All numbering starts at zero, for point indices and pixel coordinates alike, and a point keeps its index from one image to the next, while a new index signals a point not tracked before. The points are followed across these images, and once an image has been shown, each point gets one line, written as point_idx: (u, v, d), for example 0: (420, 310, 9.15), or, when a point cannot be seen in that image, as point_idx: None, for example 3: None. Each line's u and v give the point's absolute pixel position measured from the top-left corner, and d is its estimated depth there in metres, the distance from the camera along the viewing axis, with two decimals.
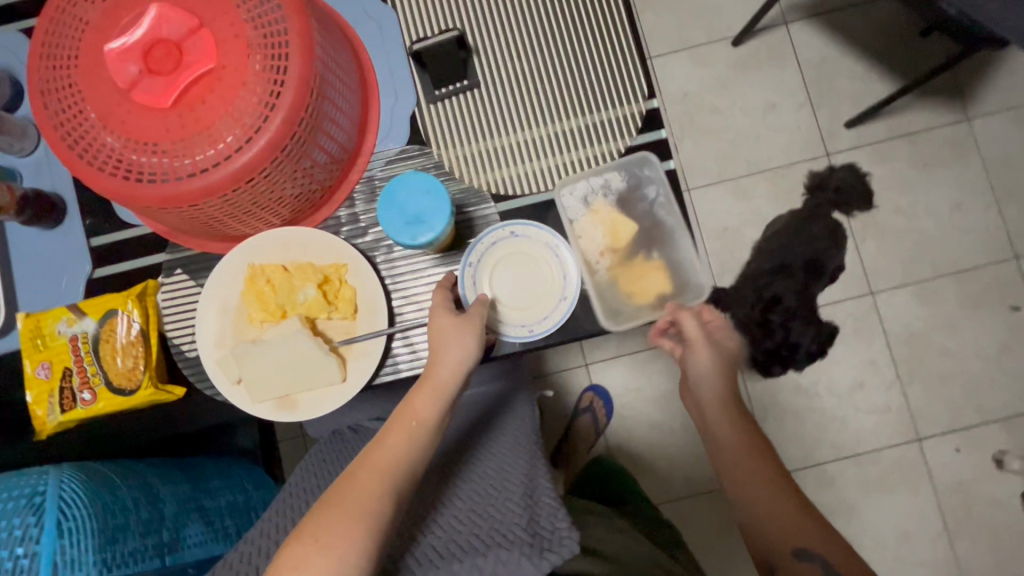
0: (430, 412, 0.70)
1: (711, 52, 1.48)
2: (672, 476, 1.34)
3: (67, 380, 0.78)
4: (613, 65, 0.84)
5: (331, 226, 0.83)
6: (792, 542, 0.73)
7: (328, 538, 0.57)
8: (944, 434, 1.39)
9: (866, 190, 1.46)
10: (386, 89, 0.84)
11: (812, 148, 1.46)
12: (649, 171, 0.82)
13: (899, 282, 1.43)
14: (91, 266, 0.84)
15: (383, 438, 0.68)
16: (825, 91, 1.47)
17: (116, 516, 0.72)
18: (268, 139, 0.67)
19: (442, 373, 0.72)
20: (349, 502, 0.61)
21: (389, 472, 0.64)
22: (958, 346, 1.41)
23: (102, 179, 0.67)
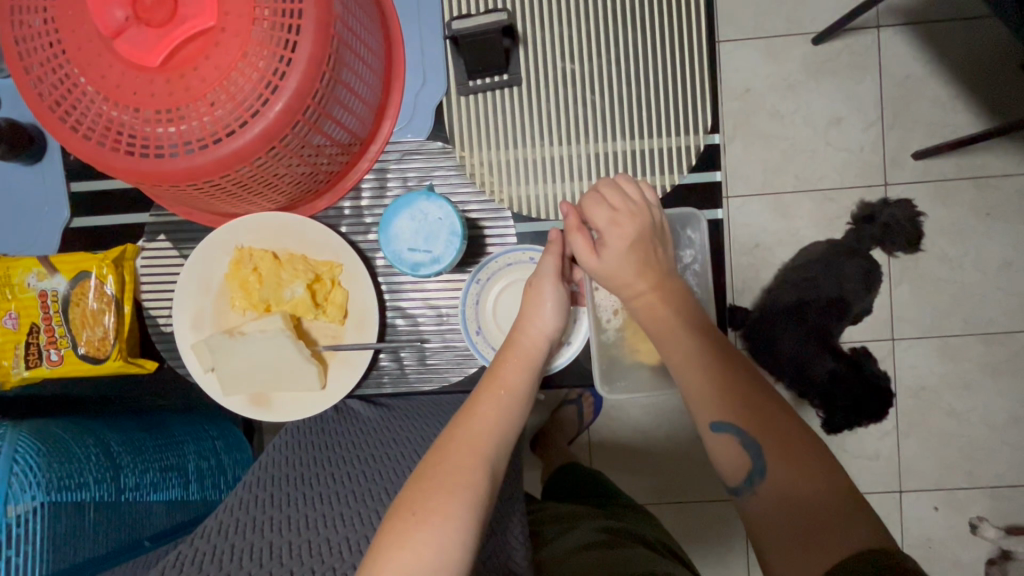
0: (518, 379, 0.63)
1: (788, 47, 1.10)
2: (634, 488, 1.14)
3: (33, 336, 0.74)
4: (676, 83, 0.73)
5: (332, 217, 0.76)
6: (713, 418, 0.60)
7: (425, 512, 0.49)
8: (925, 490, 1.13)
9: (915, 231, 1.11)
10: (414, 70, 0.74)
11: (868, 176, 1.11)
12: (692, 232, 0.73)
13: (925, 331, 1.12)
14: (69, 214, 0.77)
15: (471, 408, 0.60)
16: (901, 113, 1.10)
17: (70, 485, 0.68)
18: (264, 126, 0.58)
19: (527, 339, 0.65)
20: (449, 475, 0.52)
21: (482, 447, 0.56)
22: (970, 410, 1.12)
23: (76, 140, 0.59)
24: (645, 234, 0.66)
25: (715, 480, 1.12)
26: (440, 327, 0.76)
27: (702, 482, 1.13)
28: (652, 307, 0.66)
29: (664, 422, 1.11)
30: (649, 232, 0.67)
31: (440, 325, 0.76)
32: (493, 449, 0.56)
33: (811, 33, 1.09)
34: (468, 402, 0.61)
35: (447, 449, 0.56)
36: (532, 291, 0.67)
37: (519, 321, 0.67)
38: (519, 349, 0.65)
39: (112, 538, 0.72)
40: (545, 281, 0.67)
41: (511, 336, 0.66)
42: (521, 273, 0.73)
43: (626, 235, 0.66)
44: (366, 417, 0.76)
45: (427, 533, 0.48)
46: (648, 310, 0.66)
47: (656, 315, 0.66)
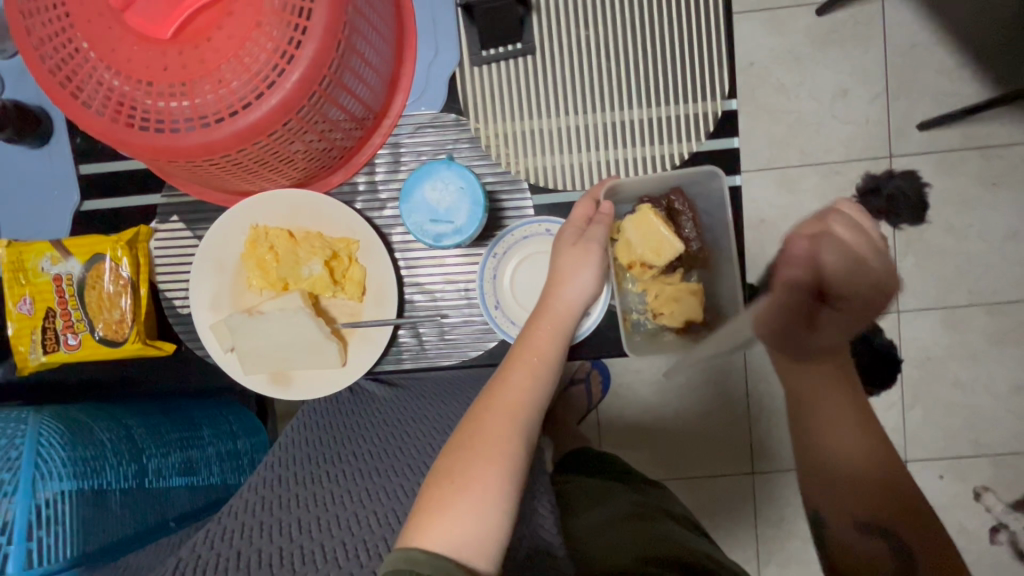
0: (550, 347, 0.61)
1: (792, 18, 1.09)
2: (646, 462, 1.15)
3: (49, 321, 0.73)
4: (692, 49, 0.71)
5: (346, 193, 0.75)
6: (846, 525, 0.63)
7: (463, 480, 0.50)
8: (931, 459, 1.15)
9: (920, 203, 1.11)
10: (426, 40, 0.72)
11: (875, 147, 1.10)
12: (715, 187, 0.68)
13: (931, 302, 1.12)
14: (80, 198, 0.76)
15: (504, 377, 0.59)
16: (906, 84, 1.09)
17: (92, 474, 0.68)
18: (281, 97, 0.57)
19: (558, 303, 0.63)
20: (485, 444, 0.52)
21: (518, 416, 0.55)
22: (975, 379, 1.13)
23: (87, 118, 0.58)
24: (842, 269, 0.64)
25: (725, 455, 1.14)
26: (459, 302, 0.75)
27: (713, 456, 1.14)
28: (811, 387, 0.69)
29: (670, 399, 1.13)
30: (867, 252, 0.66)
31: (459, 300, 0.75)
32: (526, 418, 0.55)
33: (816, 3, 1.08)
34: (501, 369, 0.60)
35: (479, 419, 0.55)
36: (571, 253, 0.64)
37: (554, 288, 0.64)
38: (555, 314, 0.63)
39: (138, 522, 0.72)
40: (596, 243, 0.64)
41: (545, 300, 0.64)
42: (539, 245, 0.73)
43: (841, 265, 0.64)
44: (386, 395, 0.76)
45: (467, 501, 0.48)
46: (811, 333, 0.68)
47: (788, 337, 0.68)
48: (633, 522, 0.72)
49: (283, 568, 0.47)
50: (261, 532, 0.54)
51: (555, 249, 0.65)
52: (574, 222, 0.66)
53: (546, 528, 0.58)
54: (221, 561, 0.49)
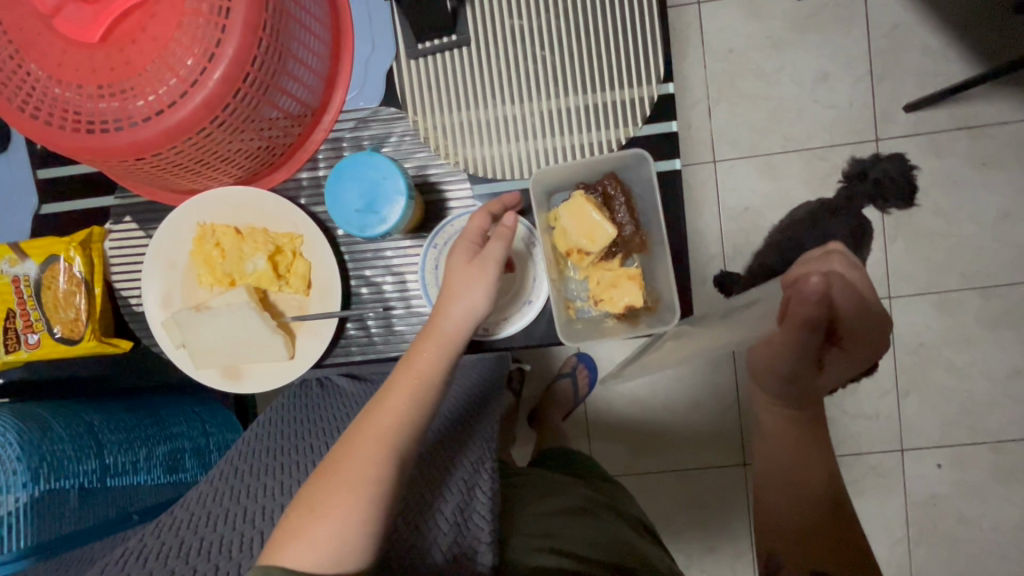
0: (433, 366, 0.62)
1: (770, 2, 1.14)
2: (642, 450, 1.21)
3: (10, 322, 0.76)
4: (626, 34, 0.71)
5: (291, 188, 0.76)
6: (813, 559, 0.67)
7: (323, 508, 0.52)
8: (927, 448, 1.17)
9: (908, 186, 1.15)
10: (363, 35, 0.73)
11: (859, 131, 1.15)
12: (643, 173, 0.69)
13: (920, 288, 1.16)
14: (39, 201, 0.78)
15: (383, 398, 0.60)
16: (891, 64, 1.13)
17: (49, 470, 0.70)
18: (205, 96, 0.58)
19: (447, 322, 0.64)
20: (349, 471, 0.55)
21: (391, 437, 0.57)
22: (972, 365, 1.16)
23: (24, 121, 0.60)
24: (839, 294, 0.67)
25: (715, 445, 1.20)
26: (404, 294, 0.76)
27: (705, 445, 1.20)
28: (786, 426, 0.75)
29: (657, 388, 1.20)
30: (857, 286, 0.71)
31: (406, 291, 0.76)
32: (399, 439, 0.57)
33: None
34: (385, 386, 0.61)
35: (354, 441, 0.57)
36: (465, 270, 0.65)
37: (442, 306, 0.65)
38: (441, 330, 0.64)
39: (100, 513, 0.76)
40: (490, 262, 0.65)
41: (434, 317, 0.65)
42: None
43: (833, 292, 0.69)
44: (343, 386, 0.80)
45: (325, 527, 0.51)
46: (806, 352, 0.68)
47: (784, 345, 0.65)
48: (576, 520, 0.72)
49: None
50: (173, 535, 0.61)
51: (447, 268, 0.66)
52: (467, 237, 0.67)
53: (480, 518, 0.62)
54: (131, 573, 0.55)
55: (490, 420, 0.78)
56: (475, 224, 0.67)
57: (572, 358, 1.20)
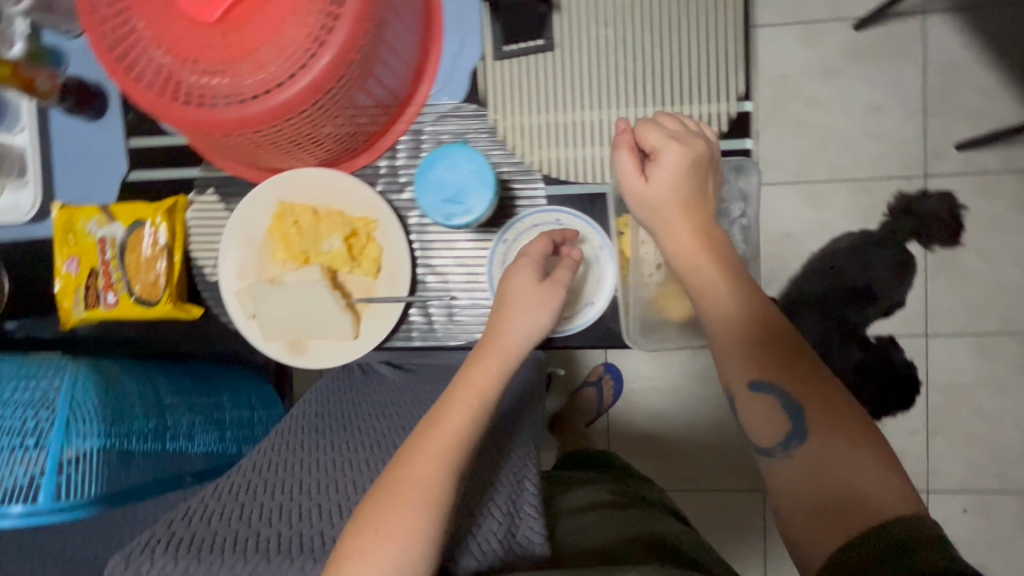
0: (492, 383, 0.62)
1: (828, 32, 1.15)
2: (664, 467, 1.21)
3: (92, 280, 0.79)
4: (708, 51, 0.73)
5: (369, 175, 0.79)
6: (753, 374, 0.58)
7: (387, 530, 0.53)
8: (953, 493, 1.17)
9: (954, 224, 1.15)
10: (452, 33, 0.76)
11: (907, 165, 1.15)
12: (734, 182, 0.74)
13: (960, 328, 1.15)
14: (127, 168, 0.82)
15: (441, 416, 0.60)
16: (945, 102, 1.13)
17: (121, 423, 0.73)
18: (312, 79, 0.61)
19: (506, 338, 0.64)
20: (412, 491, 0.55)
21: (450, 453, 0.58)
22: (1007, 411, 1.15)
23: (139, 91, 0.63)
24: (704, 165, 0.66)
25: (734, 473, 1.19)
26: (469, 286, 0.79)
27: (726, 467, 1.19)
28: (692, 263, 0.63)
29: (679, 406, 1.19)
30: (705, 160, 0.66)
31: (469, 283, 0.79)
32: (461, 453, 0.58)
33: (853, 19, 1.14)
34: (446, 396, 0.62)
35: (413, 451, 0.58)
36: (533, 291, 0.66)
37: (496, 324, 0.65)
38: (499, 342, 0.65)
39: (160, 470, 0.78)
40: (559, 287, 0.67)
41: (489, 331, 0.66)
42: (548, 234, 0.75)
43: (682, 163, 0.65)
44: (393, 379, 0.82)
45: (388, 548, 0.52)
46: (650, 221, 0.67)
47: (661, 210, 0.65)
48: (618, 509, 0.73)
49: (227, 553, 0.56)
50: (227, 497, 0.65)
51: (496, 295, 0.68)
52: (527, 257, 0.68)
53: (531, 504, 0.63)
54: (202, 540, 0.58)
55: (534, 418, 0.79)
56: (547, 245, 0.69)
57: (600, 367, 1.21)
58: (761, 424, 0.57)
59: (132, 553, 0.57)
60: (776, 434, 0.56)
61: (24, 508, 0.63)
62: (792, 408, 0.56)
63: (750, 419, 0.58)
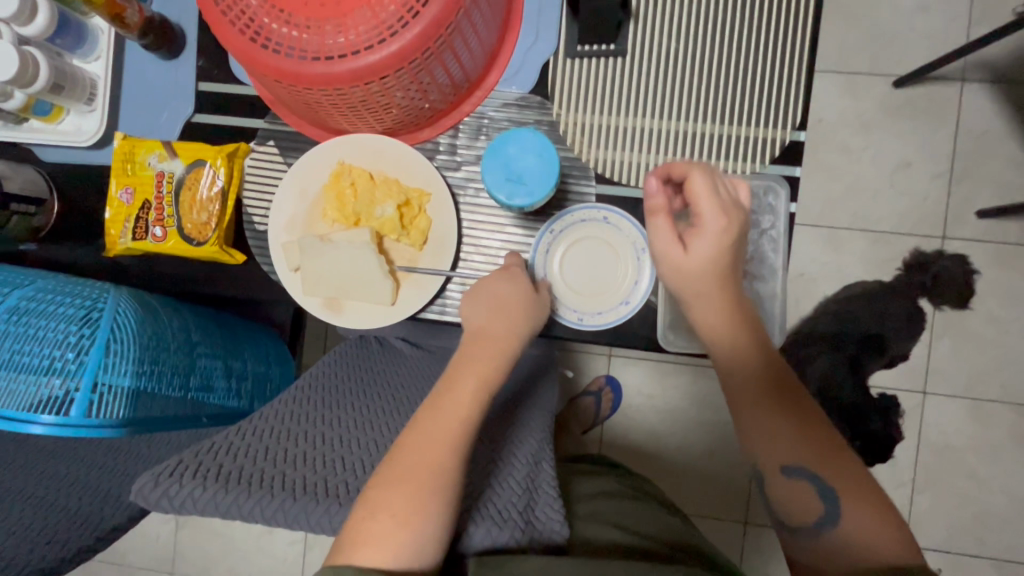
0: (494, 366, 0.68)
1: (867, 85, 1.18)
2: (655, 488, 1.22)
3: (144, 212, 0.81)
4: (773, 78, 0.76)
5: (428, 150, 0.81)
6: (786, 460, 0.62)
7: (405, 513, 0.55)
8: (931, 550, 1.20)
9: (966, 288, 1.18)
10: (528, 26, 0.79)
11: (928, 224, 1.18)
12: (772, 201, 0.75)
13: (957, 390, 1.19)
14: (193, 110, 0.85)
15: (453, 388, 0.65)
16: (972, 168, 1.17)
17: (153, 353, 0.75)
18: (399, 47, 0.63)
19: (501, 332, 0.71)
20: (420, 464, 0.59)
21: (457, 426, 0.62)
22: (993, 478, 1.19)
23: (228, 33, 0.65)
24: (741, 240, 0.68)
25: (722, 499, 1.21)
26: None
27: (715, 494, 1.21)
28: (730, 340, 0.67)
29: (675, 425, 1.22)
30: (741, 232, 0.68)
31: None
32: (463, 430, 0.62)
33: (893, 76, 1.17)
34: (449, 376, 0.67)
35: (429, 422, 0.62)
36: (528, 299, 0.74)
37: (492, 325, 0.71)
38: (499, 338, 0.71)
39: (181, 406, 0.79)
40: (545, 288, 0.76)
41: (484, 331, 0.71)
42: (593, 231, 0.77)
43: (721, 238, 0.66)
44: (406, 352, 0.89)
45: (394, 531, 0.55)
46: (685, 294, 0.69)
47: (698, 284, 0.67)
48: (631, 503, 0.76)
49: (253, 488, 0.56)
50: (252, 437, 0.65)
51: (463, 299, 0.74)
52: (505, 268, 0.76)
53: (550, 485, 0.65)
54: (229, 472, 0.58)
55: (539, 409, 0.81)
56: (518, 255, 0.78)
57: (601, 377, 1.23)
58: (797, 505, 0.62)
59: (161, 475, 0.57)
60: (808, 514, 0.61)
61: (57, 419, 0.64)
62: (822, 487, 0.60)
63: (784, 500, 0.62)
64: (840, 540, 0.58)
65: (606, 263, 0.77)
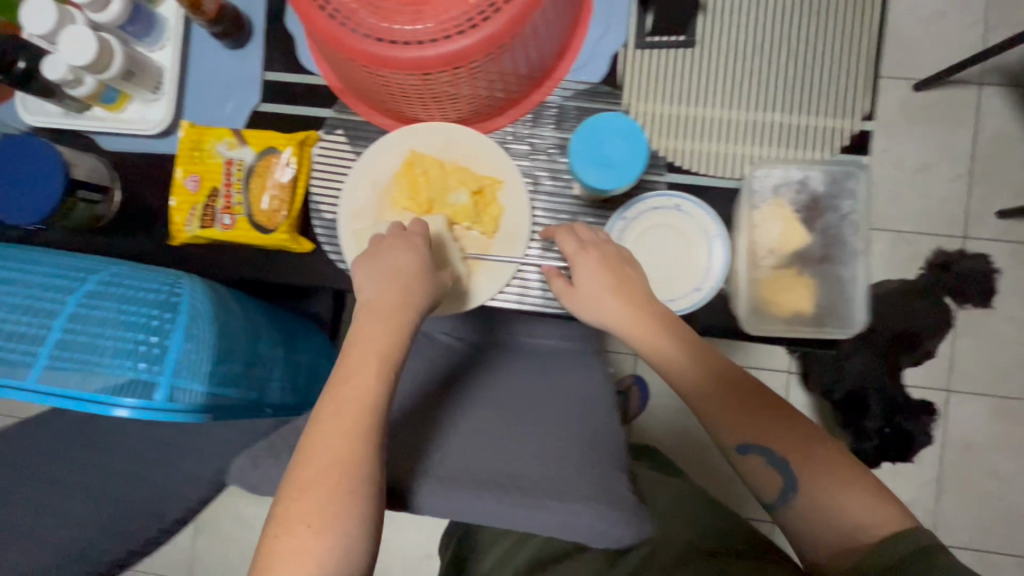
0: (389, 340, 0.62)
1: (887, 90, 1.21)
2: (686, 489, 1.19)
3: (213, 200, 0.81)
4: (841, 69, 0.78)
5: (499, 137, 0.82)
6: (741, 440, 0.63)
7: (319, 521, 0.51)
8: (957, 548, 1.20)
9: (988, 286, 1.20)
10: (599, 17, 0.80)
11: (949, 224, 1.20)
12: (853, 184, 0.75)
13: (981, 388, 1.21)
14: (259, 99, 0.85)
15: (349, 374, 0.59)
16: (992, 170, 1.20)
17: (226, 340, 0.74)
18: (492, 31, 0.63)
19: (389, 300, 0.64)
20: (320, 467, 0.53)
21: (368, 410, 0.57)
22: (1014, 475, 1.21)
23: (317, 18, 0.65)
24: (620, 261, 0.72)
25: (750, 498, 1.21)
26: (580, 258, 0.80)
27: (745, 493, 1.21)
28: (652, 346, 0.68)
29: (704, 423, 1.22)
30: (617, 257, 0.72)
31: None
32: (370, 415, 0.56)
33: (913, 80, 1.20)
34: (342, 359, 0.61)
35: (327, 422, 0.56)
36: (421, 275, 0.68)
37: (384, 295, 0.65)
38: (393, 308, 0.64)
39: (249, 396, 0.78)
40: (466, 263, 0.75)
41: (376, 304, 0.64)
42: (665, 219, 0.77)
43: (599, 270, 0.71)
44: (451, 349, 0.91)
45: (301, 539, 0.51)
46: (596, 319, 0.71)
47: (596, 307, 0.71)
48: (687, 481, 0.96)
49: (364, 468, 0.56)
50: None
51: (354, 265, 0.69)
52: (392, 234, 0.70)
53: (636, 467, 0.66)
54: None
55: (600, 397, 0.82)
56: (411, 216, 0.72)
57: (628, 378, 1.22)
58: (761, 482, 0.62)
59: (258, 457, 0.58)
60: (773, 488, 0.61)
61: (141, 402, 0.63)
62: (779, 462, 0.61)
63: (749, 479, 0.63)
64: (811, 514, 0.58)
65: (676, 250, 0.77)
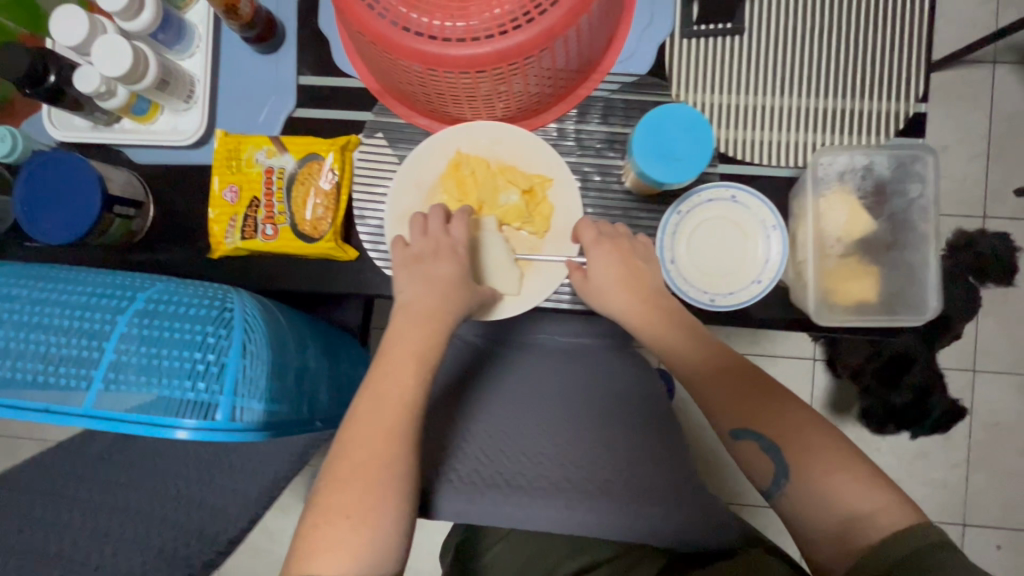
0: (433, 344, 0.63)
1: None
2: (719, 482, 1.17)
3: (253, 210, 0.78)
4: (893, 51, 0.76)
5: (547, 133, 0.80)
6: (736, 424, 0.61)
7: (356, 514, 0.53)
8: (987, 527, 1.19)
9: (1009, 265, 1.19)
10: (644, 7, 0.78)
11: (969, 204, 1.19)
12: (919, 168, 0.73)
13: (1007, 367, 1.19)
14: (295, 103, 0.82)
15: (393, 371, 0.60)
16: (1010, 147, 1.18)
17: (279, 355, 0.71)
18: (551, 25, 0.61)
19: (417, 300, 0.66)
20: (355, 460, 0.55)
21: (410, 409, 0.58)
22: None
23: (367, 18, 0.62)
24: (633, 254, 0.72)
25: None
26: None
27: None
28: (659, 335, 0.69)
29: None
30: (631, 250, 0.73)
31: None
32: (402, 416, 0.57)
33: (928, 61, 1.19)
34: (382, 358, 0.62)
35: (366, 422, 0.57)
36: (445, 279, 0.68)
37: (424, 301, 0.66)
38: (432, 313, 0.65)
39: (301, 410, 0.75)
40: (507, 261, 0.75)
41: (411, 306, 0.66)
42: (722, 211, 0.76)
43: (609, 260, 0.72)
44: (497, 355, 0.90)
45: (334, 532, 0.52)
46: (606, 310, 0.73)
47: (604, 298, 0.72)
48: None
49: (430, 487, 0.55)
50: None
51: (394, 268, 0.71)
52: (429, 238, 0.70)
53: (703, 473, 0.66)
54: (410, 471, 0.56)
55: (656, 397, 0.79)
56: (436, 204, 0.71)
57: None
58: (754, 469, 0.60)
59: None
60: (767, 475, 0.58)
61: (202, 423, 0.61)
62: (775, 450, 0.58)
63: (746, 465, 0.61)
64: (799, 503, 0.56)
65: (733, 242, 0.75)
